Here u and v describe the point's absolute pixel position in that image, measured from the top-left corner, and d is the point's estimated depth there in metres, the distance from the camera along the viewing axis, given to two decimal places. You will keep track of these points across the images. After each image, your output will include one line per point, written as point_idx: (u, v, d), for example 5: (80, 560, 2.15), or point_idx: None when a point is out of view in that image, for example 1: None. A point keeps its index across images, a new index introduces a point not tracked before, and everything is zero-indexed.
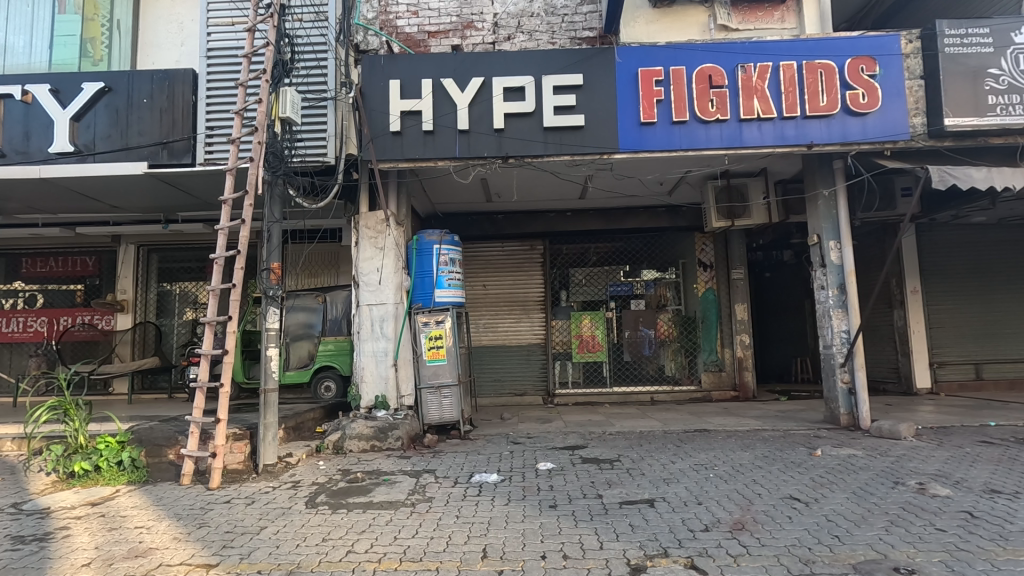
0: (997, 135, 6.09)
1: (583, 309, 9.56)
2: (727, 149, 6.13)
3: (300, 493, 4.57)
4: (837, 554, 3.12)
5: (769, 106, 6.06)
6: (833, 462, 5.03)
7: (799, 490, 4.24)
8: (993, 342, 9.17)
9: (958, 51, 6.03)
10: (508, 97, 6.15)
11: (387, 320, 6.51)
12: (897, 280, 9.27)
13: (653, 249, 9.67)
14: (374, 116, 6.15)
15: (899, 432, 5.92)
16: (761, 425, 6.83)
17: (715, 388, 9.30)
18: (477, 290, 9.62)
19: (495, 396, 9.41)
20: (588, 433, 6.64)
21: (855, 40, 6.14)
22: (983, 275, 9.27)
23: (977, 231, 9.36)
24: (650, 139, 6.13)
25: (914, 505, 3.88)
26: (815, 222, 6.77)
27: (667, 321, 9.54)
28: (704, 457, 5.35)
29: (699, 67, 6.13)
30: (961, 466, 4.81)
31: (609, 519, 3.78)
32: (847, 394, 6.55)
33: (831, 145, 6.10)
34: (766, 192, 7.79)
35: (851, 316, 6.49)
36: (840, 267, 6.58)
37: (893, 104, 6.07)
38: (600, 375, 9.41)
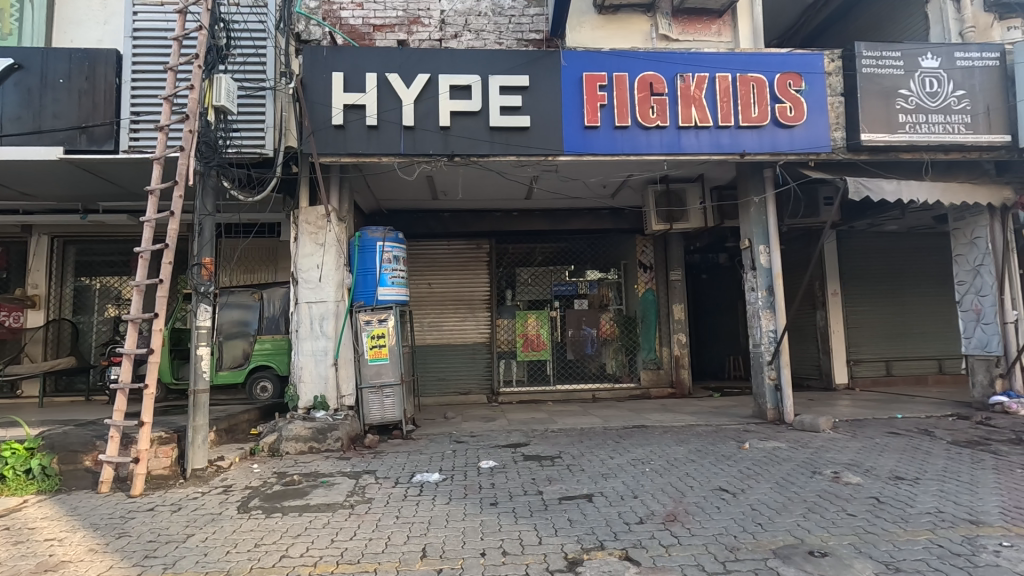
0: (906, 151, 6.62)
1: (528, 309, 9.66)
2: (667, 155, 6.36)
3: (231, 497, 4.38)
4: (759, 541, 3.31)
5: (705, 115, 6.34)
6: (759, 454, 5.33)
7: (727, 482, 4.46)
8: (903, 341, 9.96)
9: (873, 72, 6.51)
10: (454, 95, 6.12)
11: (327, 319, 6.32)
12: (820, 283, 9.92)
13: (597, 250, 9.91)
14: (315, 108, 5.96)
15: (819, 425, 6.34)
16: (695, 421, 7.13)
17: (653, 386, 9.62)
18: (421, 289, 9.51)
19: (438, 395, 9.35)
20: (531, 431, 6.72)
21: (784, 56, 6.52)
22: (894, 279, 10.05)
23: (891, 238, 10.13)
24: (593, 143, 6.27)
25: (829, 492, 4.17)
26: (747, 227, 7.13)
27: (609, 320, 9.75)
28: (642, 452, 5.52)
29: (641, 74, 6.32)
30: (871, 456, 5.21)
31: (549, 515, 3.85)
32: (774, 390, 6.94)
33: (762, 154, 6.44)
34: (702, 198, 8.13)
35: (778, 317, 6.88)
36: (768, 270, 6.96)
37: (816, 118, 6.49)
38: (543, 373, 9.55)
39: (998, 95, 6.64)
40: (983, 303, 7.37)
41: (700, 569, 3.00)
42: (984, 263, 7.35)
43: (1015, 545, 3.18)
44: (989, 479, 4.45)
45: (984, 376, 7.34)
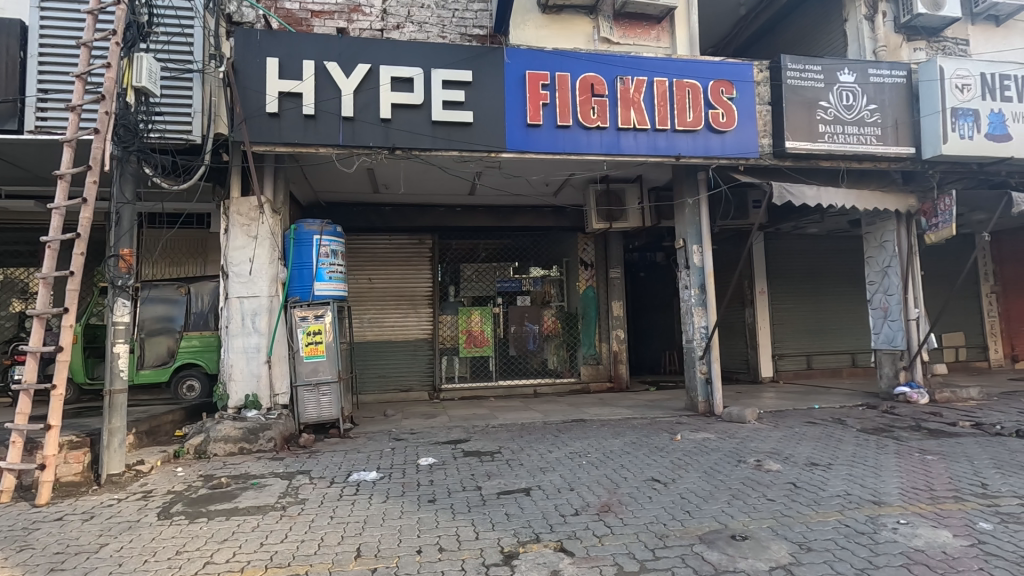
0: (825, 159, 7.09)
1: (471, 305, 9.68)
2: (607, 156, 6.50)
3: (151, 503, 4.13)
4: (687, 528, 3.47)
5: (643, 118, 6.53)
6: (690, 445, 5.57)
7: (659, 472, 4.64)
8: (821, 337, 10.67)
9: (797, 83, 6.92)
10: (396, 87, 6.02)
11: (260, 314, 6.09)
12: (749, 281, 10.44)
13: (539, 247, 10.05)
14: (247, 94, 5.69)
15: (745, 416, 6.69)
16: (632, 414, 7.36)
17: (593, 380, 9.85)
18: (362, 284, 9.29)
19: (378, 392, 9.16)
20: (472, 427, 6.73)
21: (717, 64, 6.82)
22: (815, 278, 10.74)
23: (812, 240, 10.82)
24: (536, 140, 6.32)
25: (752, 479, 4.43)
26: (682, 227, 7.42)
27: (550, 317, 9.98)
28: (579, 446, 5.64)
29: (582, 75, 6.43)
30: (790, 444, 5.56)
31: (486, 510, 3.88)
32: (705, 383, 7.26)
33: (696, 158, 6.71)
34: (641, 198, 8.40)
35: (709, 313, 7.21)
36: (701, 269, 7.28)
37: (746, 125, 6.82)
38: (486, 369, 9.59)
39: (905, 110, 7.22)
40: (889, 301, 8.01)
41: (631, 556, 3.11)
42: (891, 265, 7.98)
43: (910, 522, 3.49)
44: (891, 462, 4.85)
45: (890, 369, 7.99)
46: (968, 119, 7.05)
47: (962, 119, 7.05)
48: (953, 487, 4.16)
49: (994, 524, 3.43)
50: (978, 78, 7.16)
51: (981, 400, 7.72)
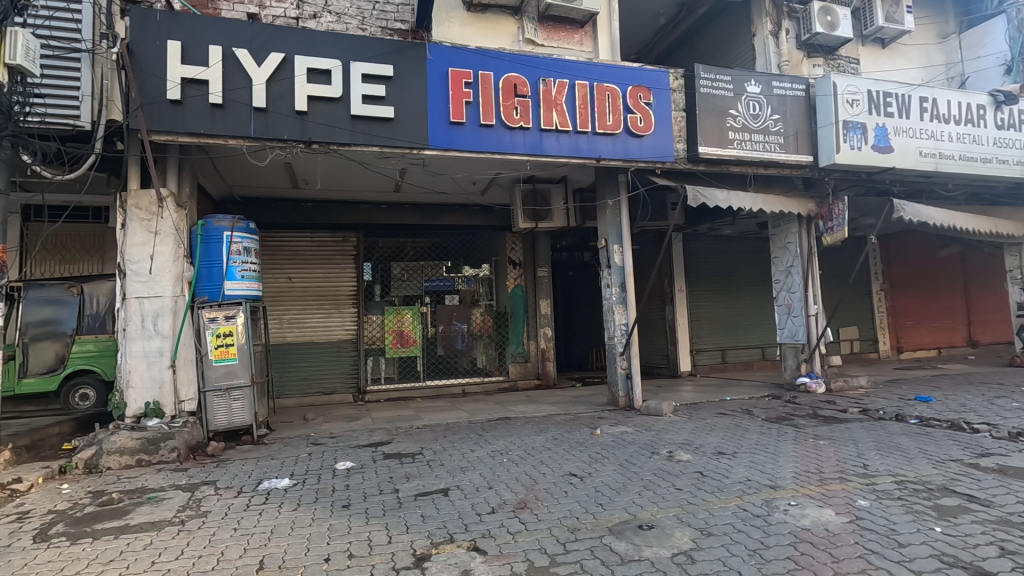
0: (735, 164, 7.52)
1: (398, 304, 9.50)
2: (530, 156, 6.56)
3: (27, 526, 3.75)
4: (598, 520, 3.57)
5: (565, 120, 6.65)
6: (608, 439, 5.74)
7: (577, 467, 4.75)
8: (734, 333, 11.32)
9: (709, 92, 7.30)
10: (312, 78, 5.79)
11: (162, 315, 5.67)
12: (668, 280, 10.88)
13: (469, 246, 10.01)
14: (145, 79, 5.28)
15: (662, 409, 6.97)
16: (556, 410, 7.50)
17: (521, 378, 9.94)
18: (280, 283, 8.86)
19: (299, 396, 8.78)
20: (395, 429, 6.60)
21: (636, 70, 7.08)
22: (729, 277, 11.38)
23: (726, 242, 11.46)
24: (459, 139, 6.27)
25: (664, 470, 4.62)
26: (604, 227, 7.63)
27: (480, 315, 9.97)
28: (502, 444, 5.68)
29: (505, 75, 6.46)
30: (701, 435, 5.86)
31: (402, 512, 3.82)
32: (625, 378, 7.51)
33: (616, 160, 6.91)
34: (566, 198, 8.56)
35: (629, 311, 7.46)
36: (621, 268, 7.51)
37: (662, 130, 7.12)
38: (413, 370, 9.45)
39: (803, 121, 7.78)
40: (792, 298, 8.61)
41: (542, 551, 3.15)
42: (794, 265, 8.59)
43: (800, 503, 3.76)
44: (789, 448, 5.23)
45: (793, 361, 8.60)
46: (857, 132, 7.72)
47: (853, 131, 7.71)
48: (839, 468, 4.54)
49: (870, 501, 3.78)
50: (865, 94, 7.84)
51: (869, 388, 8.49)
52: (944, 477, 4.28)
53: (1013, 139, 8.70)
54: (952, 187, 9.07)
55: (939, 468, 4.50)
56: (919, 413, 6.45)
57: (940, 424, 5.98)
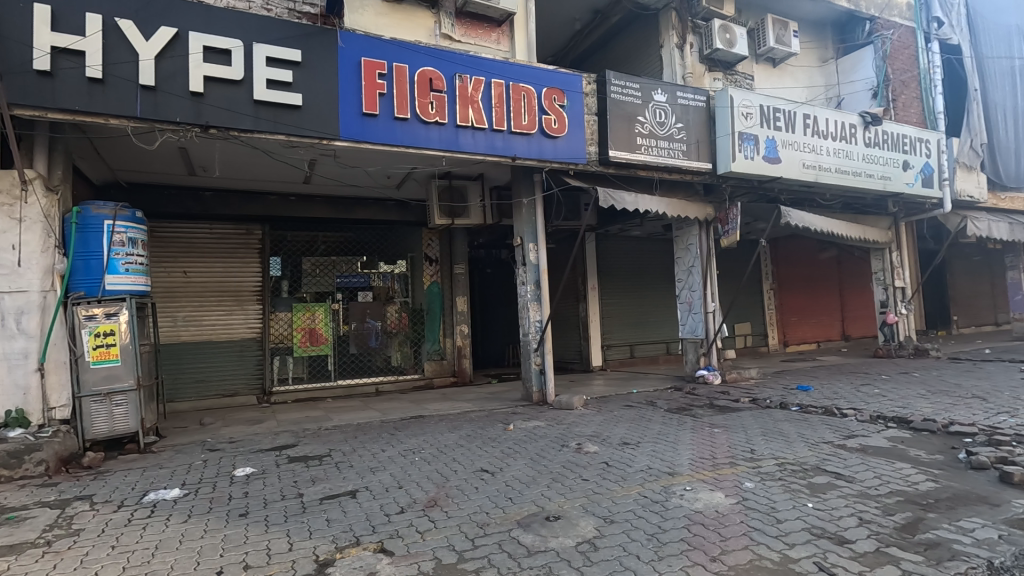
0: (643, 168, 7.90)
1: (308, 301, 9.07)
2: (445, 152, 6.50)
3: None
4: (507, 514, 3.62)
5: (481, 117, 6.67)
6: (521, 434, 5.84)
7: (489, 463, 4.78)
8: (642, 328, 11.90)
9: (620, 98, 7.60)
10: (209, 58, 5.39)
11: (28, 313, 5.03)
12: (582, 278, 11.20)
13: (384, 241, 9.78)
14: (6, 45, 4.66)
15: (573, 403, 7.19)
16: (470, 407, 7.51)
17: (436, 375, 9.85)
18: (175, 277, 8.15)
19: (196, 400, 8.15)
20: (302, 431, 6.31)
21: (551, 73, 7.24)
22: (638, 276, 11.95)
23: (635, 242, 12.01)
24: (372, 131, 6.08)
25: (572, 462, 4.77)
26: (520, 225, 7.73)
27: (395, 313, 9.77)
28: (415, 442, 5.60)
29: (421, 69, 6.37)
30: (608, 427, 6.11)
31: (306, 517, 3.66)
32: (539, 374, 7.66)
33: (531, 160, 7.03)
34: (482, 196, 8.58)
35: (543, 308, 7.61)
36: (536, 266, 7.64)
37: (575, 132, 7.33)
38: (324, 369, 9.08)
39: (704, 131, 8.32)
40: (693, 297, 9.18)
41: (451, 548, 3.15)
42: (695, 265, 9.16)
43: (694, 488, 4.04)
44: (687, 437, 5.59)
45: (693, 355, 9.18)
46: (750, 143, 8.38)
47: (747, 142, 8.36)
48: (730, 454, 4.91)
49: (755, 483, 4.12)
50: (758, 109, 8.50)
51: (758, 379, 9.25)
52: (817, 458, 4.76)
53: (878, 156, 9.83)
54: (830, 197, 10.09)
55: (813, 450, 5.00)
56: (799, 401, 7.12)
57: (815, 410, 6.64)
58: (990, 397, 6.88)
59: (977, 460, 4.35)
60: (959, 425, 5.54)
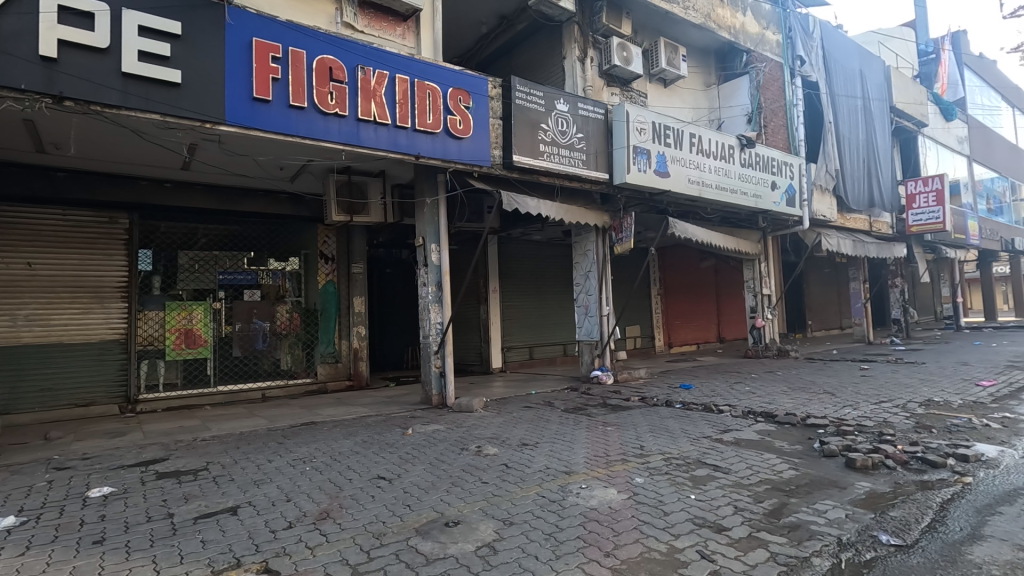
0: (545, 175, 8.09)
1: (184, 299, 8.26)
2: (345, 145, 6.20)
3: None
4: (405, 522, 3.52)
5: (384, 113, 6.46)
6: (419, 438, 5.71)
7: (385, 469, 4.62)
8: (541, 330, 12.20)
9: (524, 105, 7.74)
10: (66, 20, 4.71)
11: None
12: (483, 281, 11.23)
13: (275, 237, 9.14)
14: None
15: (473, 405, 7.16)
16: (367, 412, 7.24)
17: (330, 379, 9.37)
18: (16, 270, 7.01)
19: (41, 411, 7.08)
20: (174, 443, 5.70)
21: (457, 73, 7.19)
22: (537, 279, 12.22)
23: (537, 246, 12.28)
24: (263, 118, 5.64)
25: (472, 465, 4.75)
26: (422, 225, 7.59)
27: (286, 313, 9.17)
28: (306, 451, 5.28)
29: (320, 57, 6.04)
30: (507, 428, 6.16)
31: (177, 540, 3.30)
32: (439, 376, 7.55)
33: (435, 159, 6.92)
34: (383, 193, 8.32)
35: (444, 310, 7.52)
36: (438, 267, 7.53)
37: (480, 135, 7.35)
38: (202, 374, 8.30)
39: (602, 143, 8.70)
40: (589, 300, 9.55)
41: (344, 563, 2.99)
42: (592, 271, 9.54)
43: (589, 485, 4.18)
44: (583, 436, 5.79)
45: (588, 356, 9.56)
46: (643, 156, 8.90)
47: (640, 155, 8.87)
48: (621, 451, 5.16)
49: (644, 478, 4.36)
50: (651, 125, 9.06)
51: (647, 378, 9.84)
52: (698, 451, 5.14)
53: (751, 175, 10.87)
54: (711, 210, 11.00)
55: (695, 445, 5.39)
56: (682, 399, 7.66)
57: (696, 407, 7.17)
58: (837, 393, 7.86)
59: (828, 448, 4.93)
60: (814, 418, 6.26)
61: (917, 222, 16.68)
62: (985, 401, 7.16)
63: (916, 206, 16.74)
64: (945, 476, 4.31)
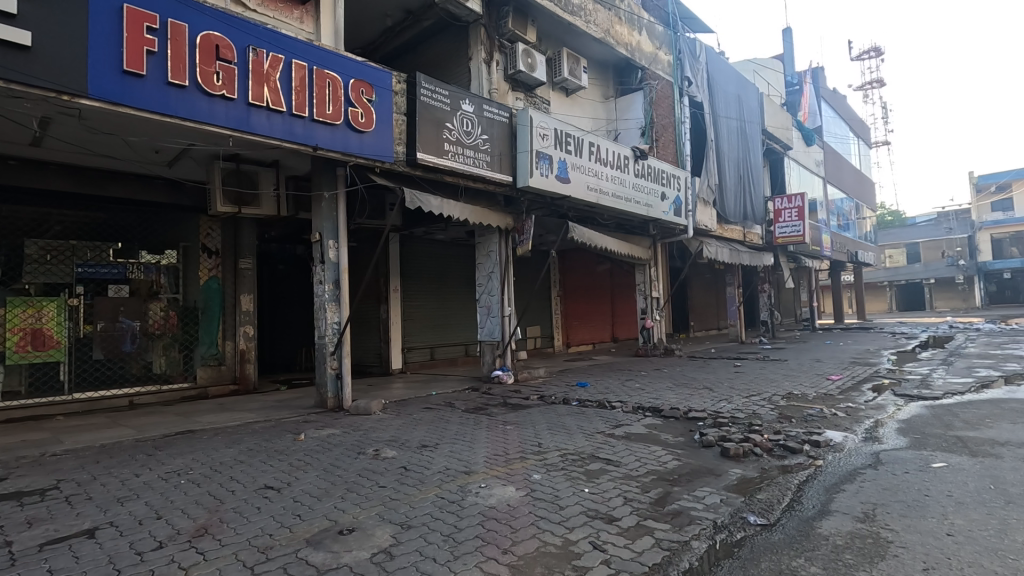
0: (449, 174, 8.06)
1: (31, 295, 7.19)
2: (233, 131, 5.74)
3: None
4: (294, 533, 3.33)
5: (278, 99, 6.07)
6: (312, 444, 5.43)
7: (273, 478, 4.34)
8: (443, 331, 12.10)
9: (429, 102, 7.65)
10: None
11: None
12: (384, 280, 10.91)
13: (148, 227, 8.26)
14: None
15: (371, 408, 6.94)
16: (253, 417, 6.75)
17: (212, 384, 8.64)
18: None
19: None
20: (16, 460, 4.95)
21: (359, 64, 6.95)
22: (440, 279, 12.12)
23: (440, 246, 12.17)
24: (135, 94, 5.07)
25: (368, 469, 4.60)
26: (318, 220, 7.22)
27: (159, 311, 8.34)
28: (181, 463, 4.81)
29: (205, 33, 5.55)
30: (407, 430, 6.03)
31: (16, 573, 2.85)
32: (335, 379, 7.22)
33: (334, 152, 6.62)
34: (276, 184, 7.82)
35: (342, 309, 7.22)
36: (336, 265, 7.21)
37: (383, 129, 7.15)
38: (53, 381, 7.26)
39: (506, 146, 8.82)
40: (491, 301, 9.63)
41: None
42: (494, 272, 9.62)
43: (488, 484, 4.21)
44: (482, 435, 5.82)
45: (490, 356, 9.62)
46: (545, 162, 9.17)
47: (542, 161, 9.12)
48: (520, 449, 5.26)
49: (542, 474, 4.48)
50: (553, 131, 9.35)
51: (546, 377, 10.11)
52: (592, 446, 5.37)
53: (644, 185, 11.57)
54: (608, 216, 11.55)
55: (589, 440, 5.62)
56: (579, 397, 7.96)
57: (591, 405, 7.48)
58: (715, 388, 8.59)
59: (706, 439, 5.37)
60: (694, 411, 6.79)
61: (782, 234, 18.67)
62: (833, 393, 8.19)
63: (782, 220, 18.71)
64: (802, 460, 4.87)
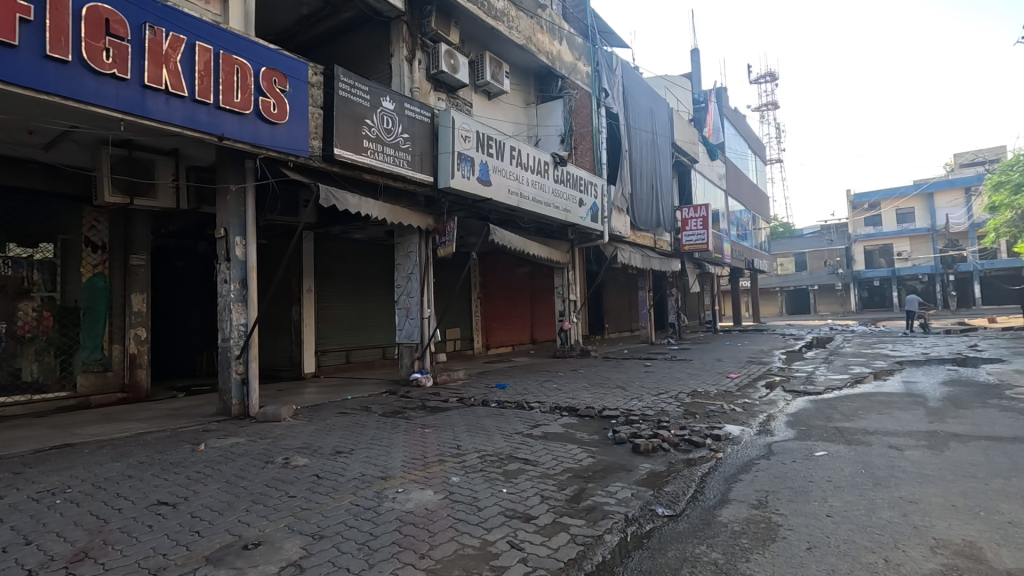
0: (367, 172, 7.84)
1: None
2: (125, 114, 5.24)
3: None
4: (193, 551, 3.08)
5: (179, 83, 5.62)
6: (214, 454, 5.06)
7: (168, 493, 4.00)
8: (359, 333, 11.73)
9: (347, 97, 7.40)
10: None
11: None
12: (296, 280, 10.41)
13: (20, 216, 7.31)
14: None
15: (279, 414, 6.58)
16: (145, 428, 6.18)
17: (95, 393, 7.78)
18: None
19: None
20: None
21: (272, 52, 6.59)
22: (356, 280, 11.75)
23: (357, 245, 11.80)
24: (4, 66, 4.49)
25: (277, 479, 4.35)
26: (223, 215, 6.75)
27: (31, 312, 7.40)
28: (56, 481, 4.30)
29: (93, 5, 5.03)
30: (320, 436, 5.79)
31: None
32: (240, 384, 6.77)
33: (242, 143, 6.23)
34: (175, 175, 7.23)
35: (249, 309, 6.80)
36: (244, 263, 6.78)
37: (297, 122, 6.83)
38: None
39: (427, 146, 8.73)
40: (410, 302, 9.47)
41: None
42: (414, 272, 9.47)
43: (405, 489, 4.13)
44: (400, 439, 5.71)
45: (408, 359, 9.43)
46: (467, 163, 9.16)
47: (464, 162, 9.10)
48: (439, 451, 5.21)
49: (460, 476, 4.46)
50: (475, 134, 9.37)
51: (465, 379, 10.08)
52: (511, 447, 5.43)
53: (562, 191, 11.88)
54: (528, 220, 11.74)
55: (507, 441, 5.67)
56: (498, 398, 8.02)
57: (510, 406, 7.56)
58: (627, 387, 8.98)
59: (619, 436, 5.60)
60: (608, 410, 7.06)
61: (689, 242, 19.87)
62: (732, 390, 8.83)
63: (689, 228, 19.91)
64: (704, 453, 5.21)
